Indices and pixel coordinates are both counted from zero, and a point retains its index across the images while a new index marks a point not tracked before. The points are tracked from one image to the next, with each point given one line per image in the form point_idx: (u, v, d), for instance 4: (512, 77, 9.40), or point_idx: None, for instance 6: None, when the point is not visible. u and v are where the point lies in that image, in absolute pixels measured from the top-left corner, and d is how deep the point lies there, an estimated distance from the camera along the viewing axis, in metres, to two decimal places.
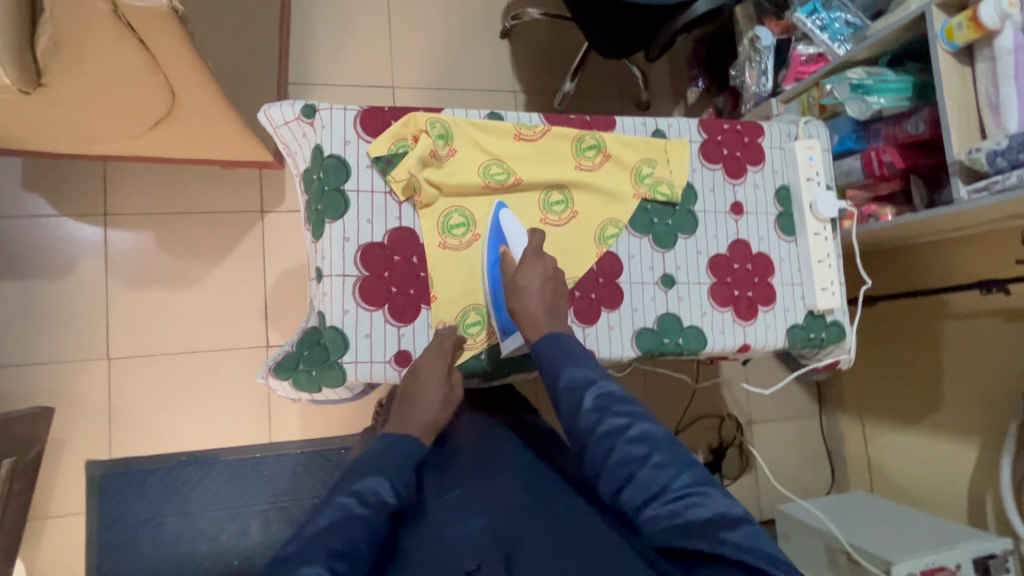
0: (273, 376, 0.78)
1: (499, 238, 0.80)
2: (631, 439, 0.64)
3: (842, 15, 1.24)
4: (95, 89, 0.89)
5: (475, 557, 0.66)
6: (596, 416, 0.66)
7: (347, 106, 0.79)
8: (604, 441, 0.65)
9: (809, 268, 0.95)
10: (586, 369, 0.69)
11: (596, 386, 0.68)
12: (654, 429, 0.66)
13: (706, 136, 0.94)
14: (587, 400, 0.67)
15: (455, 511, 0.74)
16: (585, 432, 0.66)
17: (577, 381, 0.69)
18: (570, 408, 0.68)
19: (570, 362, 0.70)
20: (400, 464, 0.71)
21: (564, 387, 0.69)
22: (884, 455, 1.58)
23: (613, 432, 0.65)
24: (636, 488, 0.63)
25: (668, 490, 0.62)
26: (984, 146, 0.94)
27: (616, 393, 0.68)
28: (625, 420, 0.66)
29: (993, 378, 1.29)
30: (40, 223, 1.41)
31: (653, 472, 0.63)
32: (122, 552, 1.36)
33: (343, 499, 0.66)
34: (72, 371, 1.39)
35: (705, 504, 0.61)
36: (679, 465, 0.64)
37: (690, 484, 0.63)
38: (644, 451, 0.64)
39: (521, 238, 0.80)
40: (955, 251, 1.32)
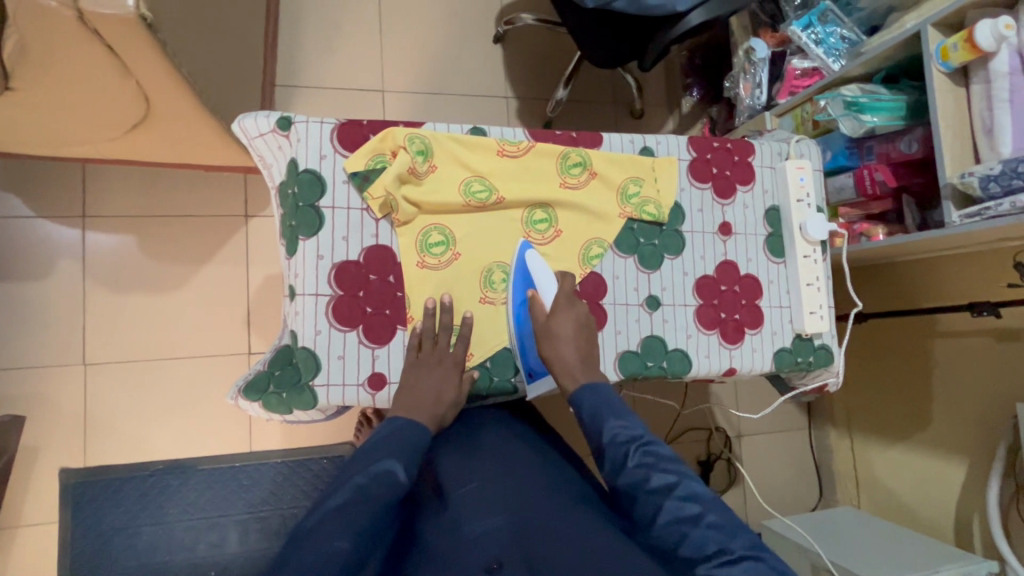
0: (242, 397, 0.76)
1: (525, 280, 0.80)
2: (680, 497, 0.65)
3: (837, 29, 1.22)
4: (66, 94, 0.86)
5: (495, 556, 0.68)
6: (643, 473, 0.67)
7: (323, 119, 0.77)
8: (653, 497, 0.66)
9: (798, 291, 0.93)
10: (630, 425, 0.71)
11: (642, 443, 0.69)
12: (702, 487, 0.66)
13: (695, 154, 0.92)
14: (634, 458, 0.68)
15: (472, 504, 0.75)
16: (633, 489, 0.67)
17: (622, 435, 0.70)
18: (616, 464, 0.69)
19: (616, 419, 0.71)
20: (411, 444, 0.69)
21: (609, 443, 0.70)
22: (872, 472, 1.56)
23: (661, 489, 0.66)
24: (689, 547, 0.63)
25: (722, 552, 0.62)
26: (977, 170, 0.92)
27: (662, 450, 0.69)
28: (672, 477, 0.66)
29: (986, 399, 1.27)
30: (14, 224, 1.37)
31: (706, 531, 0.63)
32: (93, 562, 1.30)
33: (355, 478, 0.65)
34: (46, 377, 1.35)
35: (763, 567, 0.61)
36: (732, 526, 0.64)
37: (746, 546, 0.62)
38: (696, 509, 0.64)
39: (551, 286, 0.79)
40: (946, 272, 1.31)
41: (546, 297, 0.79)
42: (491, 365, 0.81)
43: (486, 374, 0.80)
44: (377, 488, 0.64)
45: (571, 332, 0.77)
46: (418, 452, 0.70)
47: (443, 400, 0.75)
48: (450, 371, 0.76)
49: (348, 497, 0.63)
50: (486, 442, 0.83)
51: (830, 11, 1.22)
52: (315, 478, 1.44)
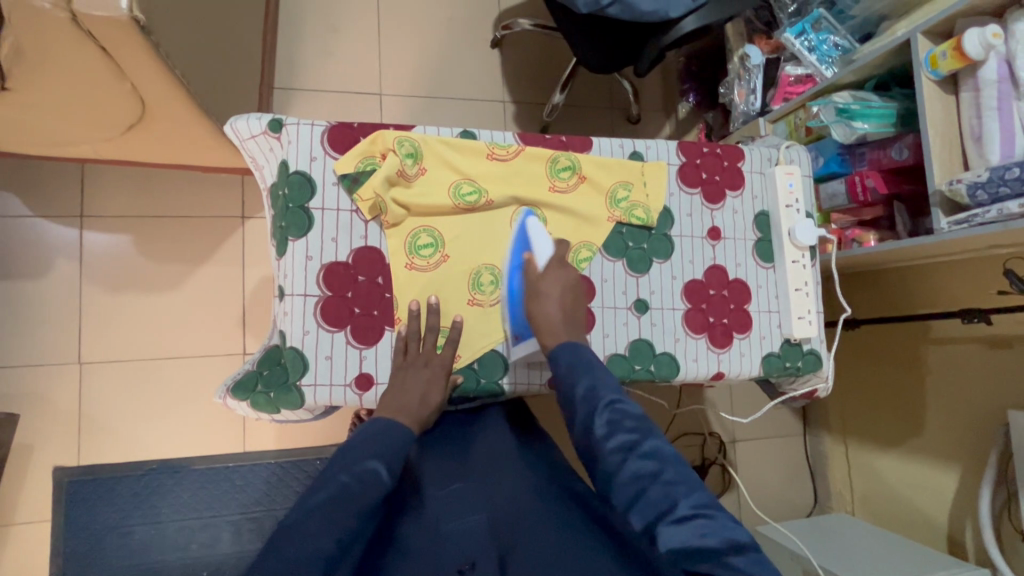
0: (230, 396, 0.77)
1: (524, 244, 0.82)
2: (642, 455, 0.67)
3: (831, 37, 1.24)
4: (63, 95, 0.87)
5: (469, 556, 0.70)
6: (609, 429, 0.69)
7: (314, 121, 0.78)
8: (616, 453, 0.68)
9: (787, 296, 0.93)
10: (602, 384, 0.73)
11: (611, 402, 0.71)
12: (665, 447, 0.68)
13: (685, 159, 0.92)
14: (602, 415, 0.70)
15: (454, 503, 0.75)
16: (597, 443, 0.70)
17: (593, 392, 0.72)
18: (584, 419, 0.71)
19: (588, 377, 0.73)
20: (397, 445, 0.71)
21: (580, 398, 0.72)
22: (865, 479, 1.56)
23: (624, 447, 0.68)
24: (644, 502, 0.65)
25: (675, 508, 0.64)
26: (964, 177, 0.92)
27: (630, 409, 0.71)
28: (636, 435, 0.69)
29: (977, 406, 1.27)
30: (13, 223, 1.38)
31: (662, 488, 0.65)
32: (85, 561, 1.29)
33: (340, 476, 0.66)
34: (42, 376, 1.36)
35: (712, 525, 0.63)
36: (687, 484, 0.66)
37: (698, 505, 0.65)
38: (654, 466, 0.67)
39: (546, 247, 0.81)
40: (938, 278, 1.31)
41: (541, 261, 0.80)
42: (479, 367, 0.81)
43: (474, 375, 0.81)
44: (363, 488, 0.66)
45: (558, 294, 0.78)
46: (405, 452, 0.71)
47: (428, 403, 0.76)
48: (436, 374, 0.76)
49: (333, 494, 0.65)
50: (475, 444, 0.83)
51: (822, 19, 1.23)
52: (308, 479, 1.43)
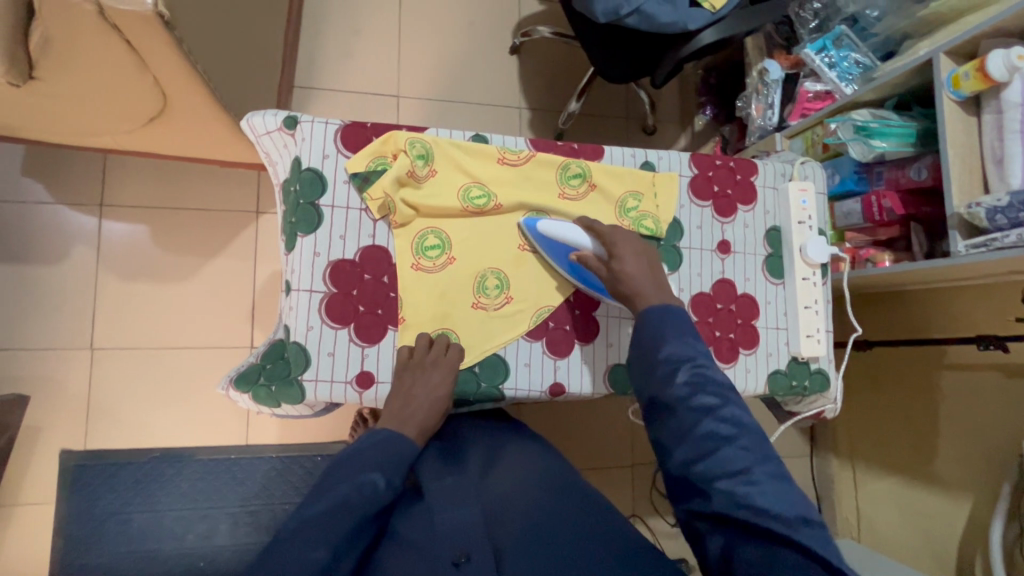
0: (233, 388, 0.77)
1: (565, 248, 0.80)
2: (721, 418, 0.63)
3: (851, 54, 1.22)
4: (87, 85, 0.89)
5: (464, 548, 0.66)
6: (689, 390, 0.65)
7: (329, 120, 0.79)
8: (693, 412, 0.63)
9: (796, 314, 0.92)
10: (686, 346, 0.68)
11: (695, 363, 0.67)
12: (743, 414, 0.64)
13: (697, 171, 0.92)
14: (682, 376, 0.66)
15: (448, 496, 0.73)
16: (674, 402, 0.65)
17: (676, 354, 0.67)
18: (662, 378, 0.66)
19: (673, 337, 0.69)
20: (396, 458, 0.70)
21: (660, 359, 0.67)
22: (876, 503, 1.52)
23: (704, 408, 0.63)
24: (715, 464, 0.60)
25: (748, 473, 0.60)
26: (984, 201, 0.91)
27: (714, 372, 0.66)
28: (717, 400, 0.64)
29: (988, 439, 1.25)
30: (35, 209, 1.41)
31: (737, 453, 0.61)
32: (86, 544, 1.34)
33: (343, 487, 0.65)
34: (54, 360, 1.38)
35: (786, 496, 0.59)
36: (762, 454, 0.61)
37: (773, 474, 0.60)
38: (732, 431, 0.62)
39: (581, 236, 0.78)
40: (957, 302, 1.28)
41: (593, 249, 0.78)
42: (479, 371, 0.80)
43: (474, 379, 0.80)
44: (362, 504, 0.64)
45: (632, 259, 0.76)
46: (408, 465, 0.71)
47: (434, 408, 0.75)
48: (445, 377, 0.75)
49: (330, 508, 0.63)
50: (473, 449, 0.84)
51: (844, 35, 1.22)
52: (306, 476, 1.45)
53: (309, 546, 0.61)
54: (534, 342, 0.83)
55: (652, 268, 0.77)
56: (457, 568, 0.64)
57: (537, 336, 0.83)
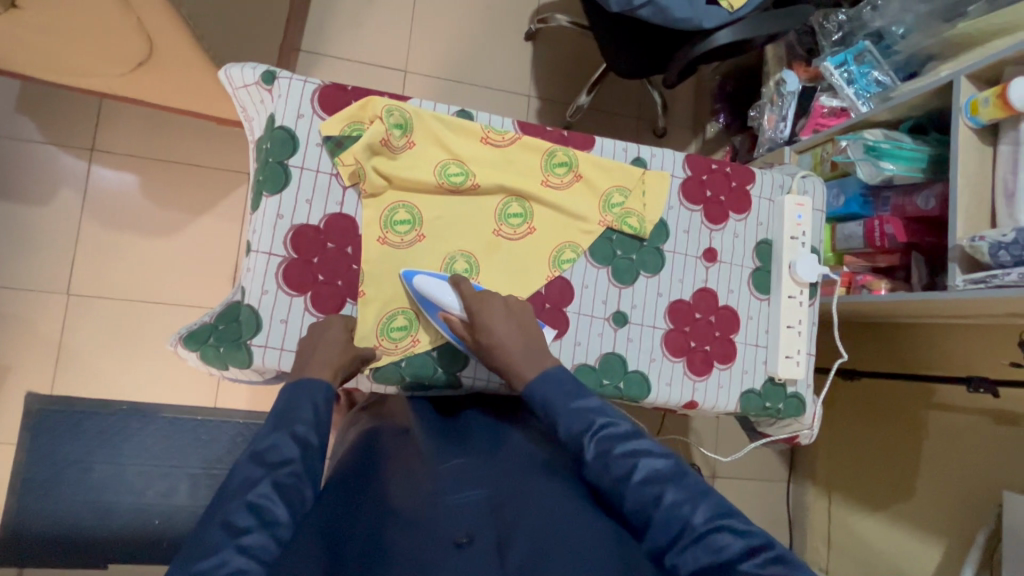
0: (180, 346, 0.73)
1: (432, 304, 0.74)
2: (640, 482, 0.60)
3: (872, 72, 1.17)
4: (71, 19, 0.86)
5: (468, 529, 0.59)
6: (601, 463, 0.62)
7: (308, 78, 0.75)
8: (614, 487, 0.61)
9: (778, 332, 0.88)
10: (583, 414, 0.65)
11: (597, 433, 0.64)
12: (661, 463, 0.62)
13: (690, 173, 0.88)
14: (591, 446, 0.63)
15: (460, 478, 0.67)
16: (597, 478, 0.63)
17: (575, 425, 0.64)
18: (575, 456, 0.64)
19: (569, 409, 0.66)
20: (306, 406, 0.63)
21: (564, 439, 0.65)
22: (844, 540, 1.46)
23: (620, 478, 0.61)
24: (656, 532, 0.58)
25: (687, 528, 0.57)
26: (988, 235, 0.86)
27: (620, 433, 0.64)
28: (631, 462, 0.61)
29: (967, 488, 1.20)
30: (26, 146, 1.39)
31: (670, 512, 0.58)
32: (43, 489, 1.33)
33: (245, 467, 0.58)
34: (29, 301, 1.37)
35: (728, 534, 0.56)
36: (694, 499, 0.59)
37: (710, 518, 0.57)
38: (657, 491, 0.59)
39: (448, 292, 0.73)
40: (954, 341, 1.23)
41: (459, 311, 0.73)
42: (438, 355, 0.78)
43: (431, 364, 0.77)
44: (281, 471, 0.57)
45: (502, 323, 0.72)
46: (331, 419, 0.65)
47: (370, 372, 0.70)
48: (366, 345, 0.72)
49: (243, 486, 0.56)
50: (473, 431, 0.77)
51: (867, 51, 1.16)
52: None
53: (232, 530, 0.52)
54: None
55: (523, 329, 0.73)
56: (459, 550, 0.56)
57: None
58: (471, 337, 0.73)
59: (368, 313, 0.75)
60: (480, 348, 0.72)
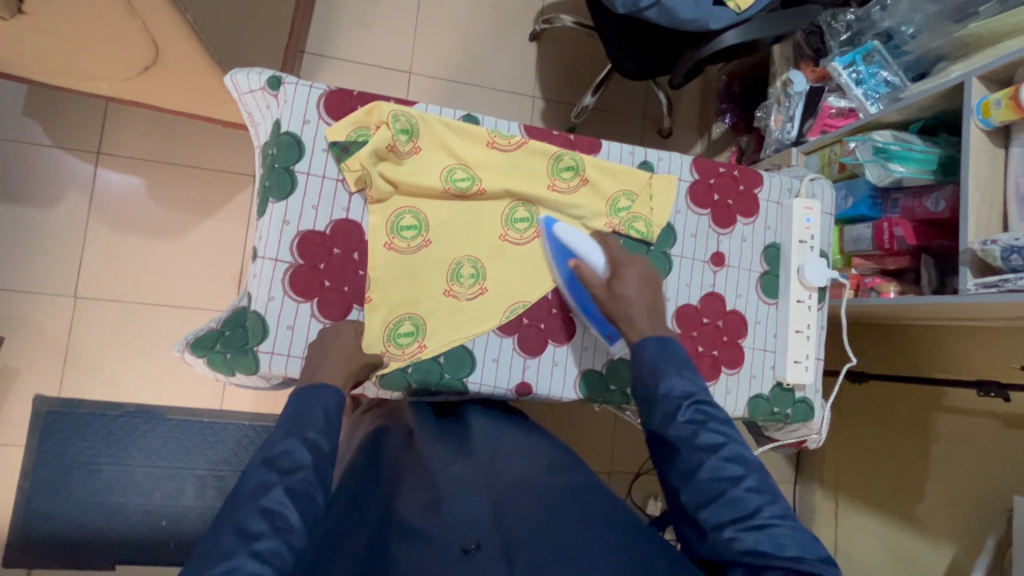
0: (187, 351, 0.74)
1: (567, 252, 0.78)
2: (724, 458, 0.62)
3: (881, 72, 1.16)
4: (78, 24, 0.86)
5: (475, 535, 0.57)
6: (693, 429, 0.64)
7: (313, 83, 0.75)
8: (697, 453, 0.62)
9: (786, 337, 0.88)
10: (686, 382, 0.67)
11: (696, 402, 0.66)
12: (747, 451, 0.63)
13: (698, 177, 0.87)
14: (685, 412, 0.65)
15: (461, 485, 0.65)
16: (679, 440, 0.64)
17: (678, 390, 0.67)
18: (665, 416, 0.66)
19: (673, 375, 0.68)
20: (318, 412, 0.63)
21: (662, 395, 0.67)
22: (853, 542, 1.46)
23: (706, 448, 0.62)
24: (720, 508, 0.59)
25: (753, 516, 0.58)
26: (1001, 239, 0.85)
27: (718, 411, 0.65)
28: (721, 438, 0.63)
29: (981, 492, 1.19)
30: (33, 150, 1.39)
31: (741, 495, 0.59)
32: (52, 490, 1.34)
33: (256, 471, 0.58)
34: (37, 303, 1.37)
35: (795, 534, 0.57)
36: (770, 493, 0.60)
37: (780, 514, 0.58)
38: (737, 472, 0.61)
39: (591, 247, 0.77)
40: (965, 344, 1.21)
41: (597, 264, 0.77)
42: (444, 362, 0.77)
43: (437, 370, 0.76)
44: (292, 478, 0.57)
45: (635, 282, 0.75)
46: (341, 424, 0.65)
47: None
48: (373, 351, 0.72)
49: (257, 490, 0.56)
50: (475, 435, 0.77)
51: (876, 52, 1.15)
52: None
53: (245, 535, 0.52)
54: (505, 338, 0.80)
55: (653, 293, 0.76)
56: (466, 556, 0.55)
57: (508, 331, 0.80)
58: (602, 291, 0.75)
59: (374, 319, 0.74)
60: (611, 299, 0.74)
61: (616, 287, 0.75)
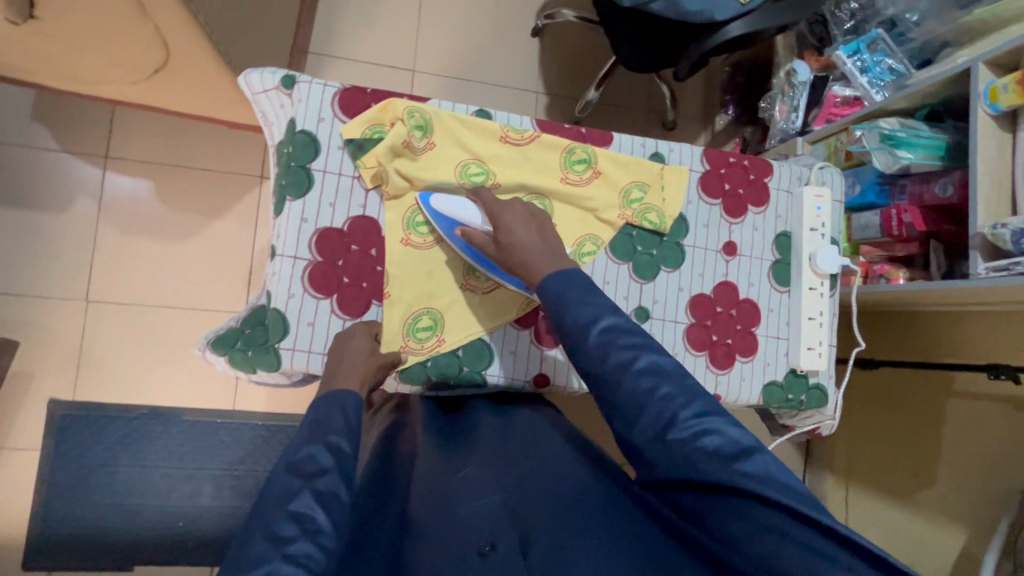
0: (209, 350, 0.75)
1: (450, 221, 0.74)
2: (639, 372, 0.57)
3: (885, 59, 1.16)
4: (89, 29, 0.87)
5: (488, 536, 0.55)
6: (603, 351, 0.59)
7: (327, 82, 0.75)
8: (612, 376, 0.58)
9: (798, 324, 0.88)
10: (589, 305, 0.62)
11: (602, 323, 0.61)
12: (663, 358, 0.58)
13: (709, 167, 0.88)
14: (594, 336, 0.60)
15: (473, 482, 0.65)
16: (592, 369, 0.59)
17: (582, 314, 0.61)
18: (575, 344, 0.61)
19: (577, 298, 0.63)
20: (338, 416, 0.62)
21: (568, 324, 0.62)
22: (864, 528, 1.47)
23: (620, 368, 0.58)
24: (647, 422, 0.55)
25: (678, 421, 0.55)
26: (1011, 222, 0.85)
27: (627, 326, 0.61)
28: (633, 354, 0.58)
29: (994, 472, 1.19)
30: (41, 155, 1.40)
31: (663, 405, 0.55)
32: (70, 493, 1.35)
33: (280, 479, 0.55)
34: (50, 308, 1.38)
35: (722, 429, 0.54)
36: (691, 394, 0.56)
37: (704, 413, 0.55)
38: (653, 384, 0.56)
39: (469, 209, 0.74)
40: (974, 327, 1.22)
41: (480, 224, 0.74)
42: (462, 355, 0.78)
43: (456, 363, 0.78)
44: (319, 481, 0.55)
45: (522, 226, 0.71)
46: (361, 427, 0.64)
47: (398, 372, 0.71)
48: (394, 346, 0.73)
49: (283, 495, 0.53)
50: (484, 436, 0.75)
51: (880, 40, 1.16)
52: None
53: (276, 539, 0.49)
54: (523, 330, 0.81)
55: (543, 233, 0.71)
56: (483, 558, 0.53)
57: (527, 323, 0.82)
58: (492, 246, 0.72)
59: (393, 315, 0.75)
60: (502, 251, 0.71)
61: (502, 237, 0.71)
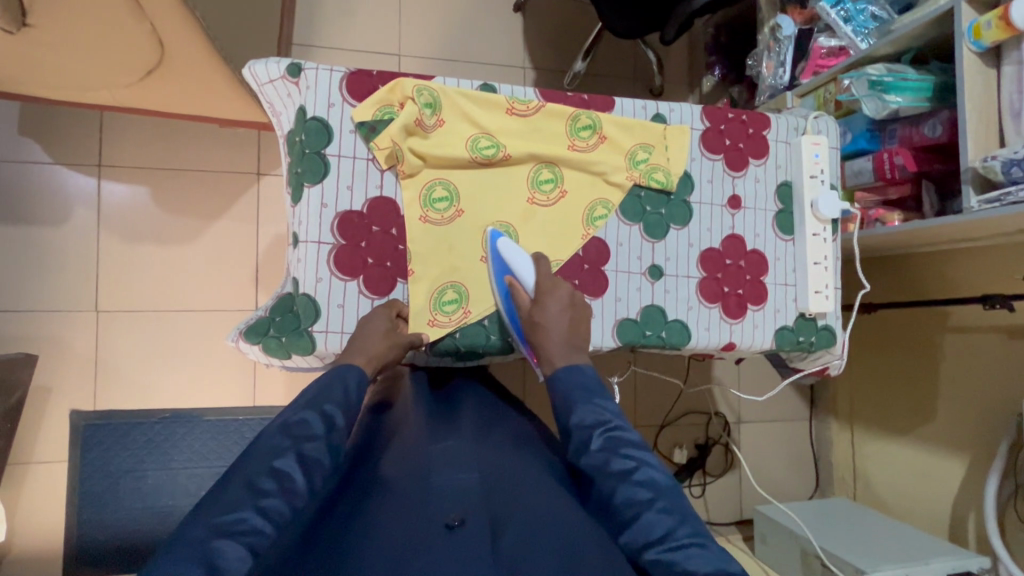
0: (243, 340, 0.77)
1: (504, 268, 0.77)
2: (635, 482, 0.59)
3: (869, 7, 1.17)
4: (83, 34, 0.87)
5: (459, 511, 0.55)
6: (603, 457, 0.61)
7: (333, 67, 0.76)
8: (609, 481, 0.59)
9: (805, 270, 0.92)
10: (598, 410, 0.65)
11: (607, 427, 0.63)
12: (658, 475, 0.60)
13: (709, 124, 0.90)
14: (597, 440, 0.63)
15: (452, 458, 0.65)
16: (593, 471, 0.61)
17: (589, 418, 0.64)
18: (579, 446, 0.63)
19: (585, 402, 0.66)
20: (338, 391, 0.64)
21: (573, 424, 0.64)
22: (873, 466, 1.54)
23: (618, 473, 0.59)
24: (636, 531, 0.56)
25: (668, 537, 0.54)
26: (1000, 154, 0.89)
27: (628, 436, 0.63)
28: (633, 463, 0.60)
29: (994, 397, 1.24)
30: (33, 169, 1.39)
31: (655, 516, 0.56)
32: (101, 501, 1.37)
33: (271, 436, 0.57)
34: (60, 321, 1.38)
35: (708, 552, 0.54)
36: (680, 514, 0.57)
37: (693, 533, 0.55)
38: (648, 496, 0.58)
39: (527, 268, 0.77)
40: (967, 263, 1.27)
41: (529, 287, 0.77)
42: (489, 324, 0.81)
43: (484, 333, 0.80)
44: (307, 445, 0.57)
45: (557, 310, 0.74)
46: (360, 405, 0.65)
47: None
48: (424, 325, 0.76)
49: (270, 452, 0.55)
50: (464, 417, 0.77)
51: None
52: None
53: (255, 490, 0.52)
54: None
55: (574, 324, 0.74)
56: (450, 531, 0.53)
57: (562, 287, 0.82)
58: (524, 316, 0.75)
59: (421, 292, 0.78)
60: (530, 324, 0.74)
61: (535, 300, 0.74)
